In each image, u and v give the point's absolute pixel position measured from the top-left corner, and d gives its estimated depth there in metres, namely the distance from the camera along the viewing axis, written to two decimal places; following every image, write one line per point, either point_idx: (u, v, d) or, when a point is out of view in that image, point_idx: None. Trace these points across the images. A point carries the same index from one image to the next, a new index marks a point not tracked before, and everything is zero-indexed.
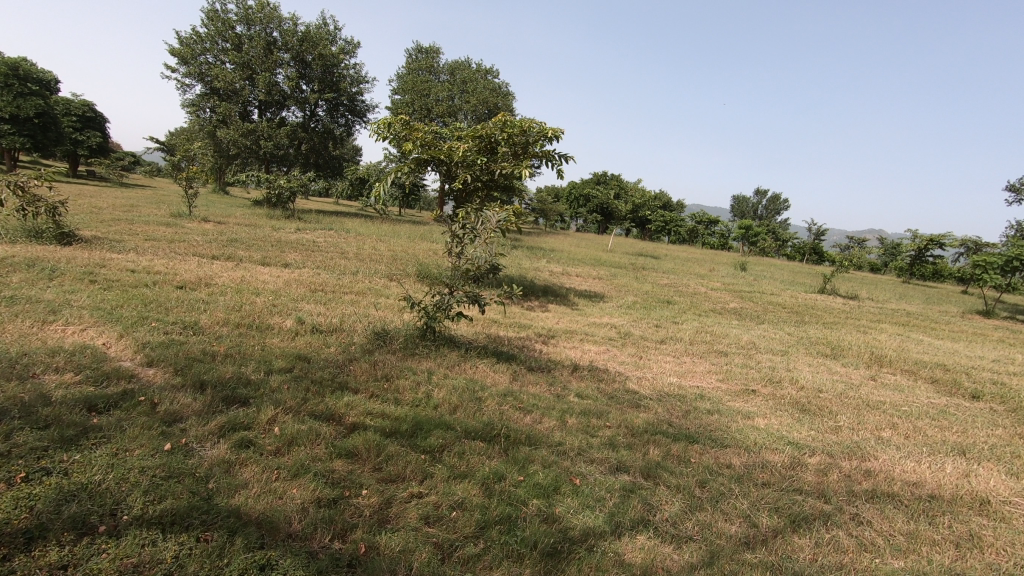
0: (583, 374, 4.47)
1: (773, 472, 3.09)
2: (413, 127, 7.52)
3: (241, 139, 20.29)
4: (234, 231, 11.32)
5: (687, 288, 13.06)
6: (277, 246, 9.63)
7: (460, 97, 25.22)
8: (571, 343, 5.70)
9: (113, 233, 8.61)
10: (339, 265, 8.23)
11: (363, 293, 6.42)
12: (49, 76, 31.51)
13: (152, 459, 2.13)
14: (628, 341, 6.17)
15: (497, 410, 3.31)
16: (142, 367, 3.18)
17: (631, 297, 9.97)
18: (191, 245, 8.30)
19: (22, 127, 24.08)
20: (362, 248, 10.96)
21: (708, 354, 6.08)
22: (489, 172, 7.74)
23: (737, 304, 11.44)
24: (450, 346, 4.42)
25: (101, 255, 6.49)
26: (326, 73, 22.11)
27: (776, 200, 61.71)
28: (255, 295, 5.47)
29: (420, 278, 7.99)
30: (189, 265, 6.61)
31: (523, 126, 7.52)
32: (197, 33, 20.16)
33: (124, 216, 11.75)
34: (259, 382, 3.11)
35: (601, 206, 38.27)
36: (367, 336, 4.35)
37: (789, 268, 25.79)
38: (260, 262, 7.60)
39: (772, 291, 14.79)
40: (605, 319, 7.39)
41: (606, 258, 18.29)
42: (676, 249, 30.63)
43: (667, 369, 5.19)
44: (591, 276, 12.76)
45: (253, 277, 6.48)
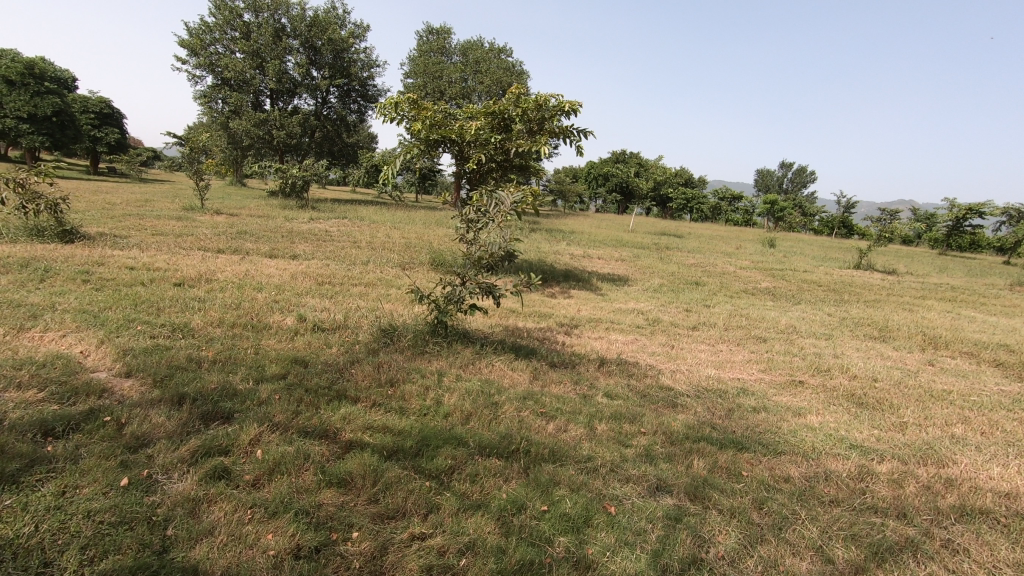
0: (611, 369, 4.04)
1: (841, 486, 2.64)
2: (422, 106, 7.06)
3: (253, 129, 20.06)
4: (245, 223, 11.07)
5: (715, 268, 12.44)
6: (287, 237, 9.34)
7: (473, 78, 24.56)
8: (597, 333, 5.27)
9: (120, 229, 8.41)
10: (349, 255, 7.90)
11: (373, 284, 6.05)
12: (65, 74, 31.75)
13: (102, 500, 1.78)
14: (657, 329, 5.71)
15: (516, 418, 2.91)
16: (119, 378, 2.85)
17: (657, 279, 9.46)
18: (198, 239, 8.05)
19: (41, 125, 24.44)
20: (375, 236, 10.61)
21: (745, 341, 5.58)
22: (505, 151, 7.27)
23: (769, 283, 10.83)
24: (463, 341, 4.02)
25: (102, 252, 6.24)
26: (336, 59, 21.68)
27: (802, 174, 59.82)
28: (257, 290, 5.15)
29: (434, 267, 7.61)
30: (193, 261, 6.32)
31: (539, 100, 7.00)
32: (205, 23, 19.88)
33: (137, 211, 11.61)
34: (246, 392, 2.76)
35: (620, 185, 37.43)
36: (372, 333, 3.98)
37: (818, 243, 24.79)
38: (267, 254, 7.31)
39: (805, 269, 14.04)
40: (631, 305, 6.93)
41: (628, 238, 17.70)
42: (699, 227, 29.73)
43: (703, 361, 4.72)
44: (614, 258, 12.25)
45: (258, 270, 6.17)
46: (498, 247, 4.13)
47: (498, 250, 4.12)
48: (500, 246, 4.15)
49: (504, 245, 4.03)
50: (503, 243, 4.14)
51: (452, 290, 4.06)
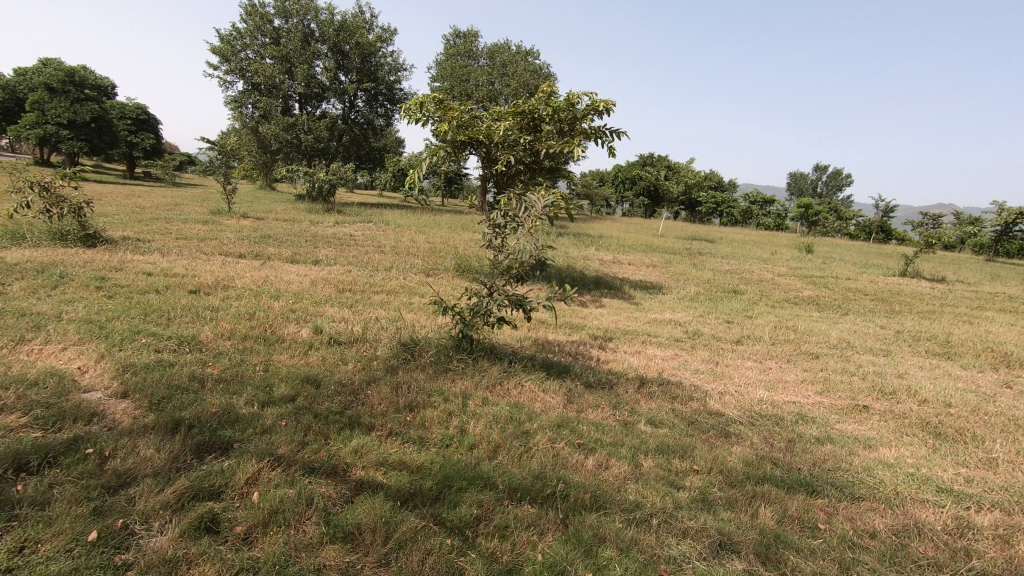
0: (652, 391, 3.65)
1: (939, 544, 2.21)
2: (449, 106, 6.78)
3: (281, 133, 20.17)
4: (270, 227, 10.98)
5: (752, 275, 11.88)
6: (311, 241, 9.18)
7: (500, 81, 24.30)
8: (633, 347, 4.88)
9: (145, 233, 8.34)
10: (373, 260, 7.66)
11: (395, 292, 5.78)
12: (105, 80, 32.74)
13: (61, 563, 1.49)
14: (699, 343, 5.27)
15: (550, 451, 2.55)
16: (114, 399, 2.59)
17: (692, 287, 9.00)
18: (220, 243, 7.92)
19: (79, 131, 25.08)
20: (400, 240, 10.40)
21: (795, 357, 5.11)
22: (534, 152, 6.93)
23: (811, 291, 10.24)
24: (490, 358, 3.68)
25: (122, 257, 6.11)
26: (364, 63, 21.70)
27: (837, 176, 58.13)
28: (275, 298, 4.92)
29: (460, 273, 7.32)
30: (213, 266, 6.15)
31: (571, 98, 6.66)
32: (236, 29, 20.12)
33: (165, 215, 11.63)
34: (248, 418, 2.47)
35: (648, 188, 36.81)
36: (392, 348, 3.67)
37: (857, 249, 23.80)
38: (289, 259, 7.11)
39: (847, 276, 13.33)
40: (667, 315, 6.51)
41: (658, 243, 17.19)
42: (730, 232, 28.94)
43: (752, 381, 4.29)
44: (644, 264, 11.82)
45: (278, 277, 5.95)
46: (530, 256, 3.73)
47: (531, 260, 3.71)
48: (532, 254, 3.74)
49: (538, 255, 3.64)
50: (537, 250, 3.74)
51: (478, 301, 3.71)
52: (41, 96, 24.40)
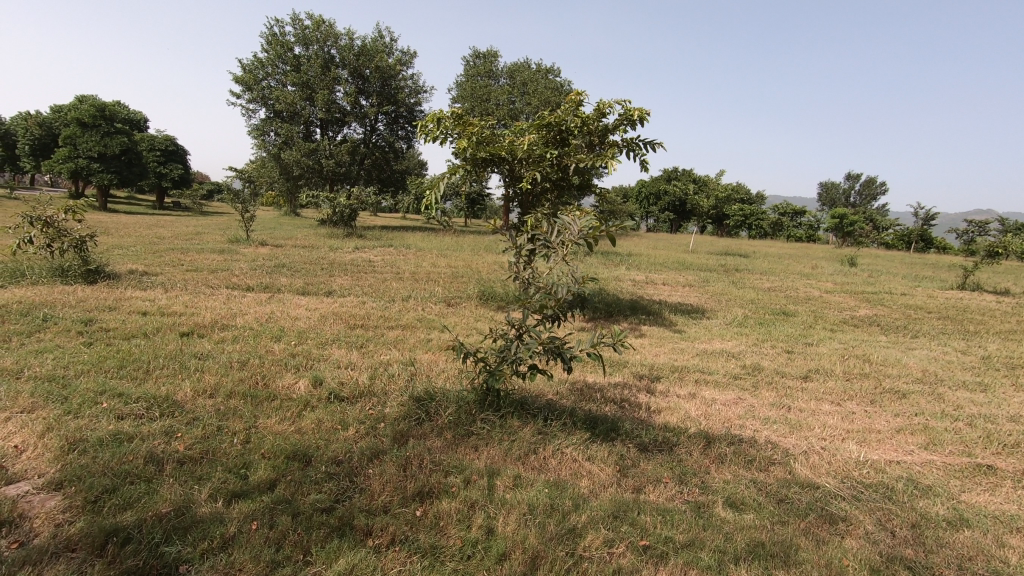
0: (723, 455, 2.95)
1: None
2: (467, 122, 6.24)
3: (303, 159, 20.11)
4: (287, 255, 10.60)
5: (798, 293, 11.02)
6: (327, 269, 8.74)
7: (520, 100, 24.27)
8: (686, 389, 4.16)
9: (156, 266, 8.00)
10: (390, 289, 7.14)
11: (411, 327, 5.20)
12: (138, 114, 33.77)
13: None
14: (762, 382, 4.53)
15: (608, 563, 1.89)
16: (44, 494, 2.02)
17: (737, 309, 8.23)
18: (231, 275, 7.51)
19: (110, 164, 25.57)
20: (420, 265, 9.91)
21: (879, 398, 4.33)
22: (561, 168, 6.33)
23: (868, 310, 9.36)
24: (520, 415, 3.02)
25: (120, 294, 5.68)
26: (384, 87, 21.63)
27: (872, 184, 56.25)
28: (276, 340, 4.37)
29: (483, 302, 6.74)
30: (216, 301, 5.67)
31: (602, 106, 6.04)
32: (258, 58, 20.31)
33: (182, 245, 11.40)
34: (206, 523, 1.87)
35: (674, 203, 36.00)
36: (404, 405, 3.06)
37: (901, 260, 22.56)
38: (300, 291, 6.64)
39: (901, 291, 12.31)
40: (716, 346, 5.79)
41: (690, 260, 16.43)
42: (762, 246, 27.85)
43: (839, 433, 3.54)
44: (679, 284, 11.10)
45: (285, 312, 5.45)
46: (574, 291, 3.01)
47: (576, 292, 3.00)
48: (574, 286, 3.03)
49: (586, 290, 2.93)
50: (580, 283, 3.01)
51: (507, 345, 3.05)
52: (74, 131, 25.00)
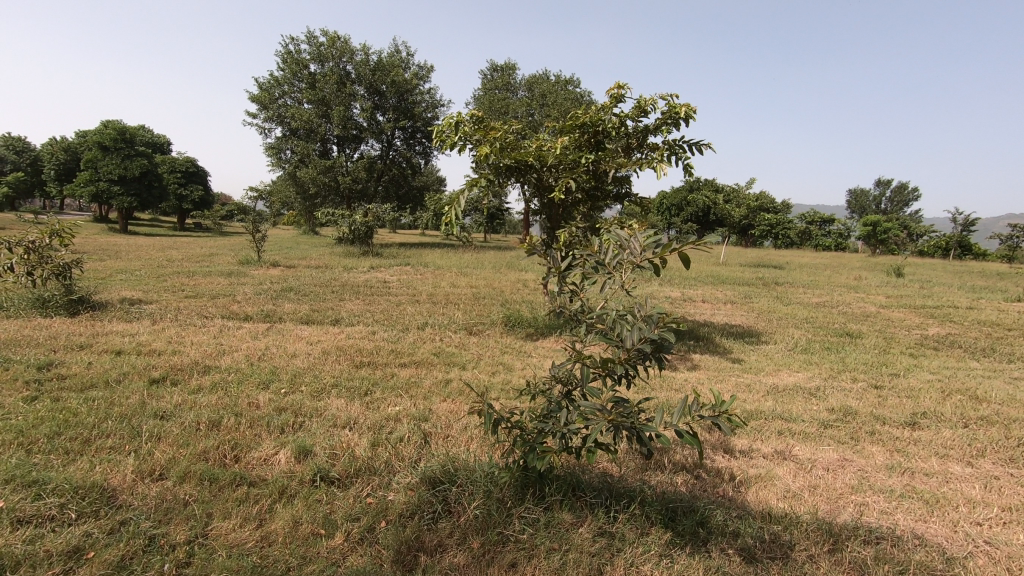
0: (864, 565, 2.09)
1: None
2: (489, 127, 5.52)
3: (319, 177, 19.69)
4: (298, 277, 10.00)
5: (852, 309, 10.02)
6: (338, 292, 8.06)
7: (539, 112, 23.67)
8: (773, 446, 3.29)
9: (153, 292, 7.39)
10: (405, 314, 6.40)
11: (427, 364, 4.41)
12: (161, 138, 34.18)
13: None
14: (863, 434, 3.61)
15: None
16: None
17: (794, 331, 7.30)
18: (232, 302, 6.85)
19: (130, 186, 25.53)
20: (438, 286, 9.19)
21: (1019, 453, 3.40)
22: (596, 175, 5.51)
23: (938, 328, 8.33)
24: (573, 507, 2.19)
25: (98, 328, 5.01)
26: (400, 101, 21.15)
27: (903, 190, 54.37)
28: (263, 387, 3.61)
29: (509, 329, 5.95)
30: (206, 335, 4.97)
31: (645, 102, 5.16)
32: (274, 77, 20.10)
33: (190, 268, 10.89)
34: None
35: (698, 214, 34.99)
36: (413, 491, 2.26)
37: (947, 269, 21.22)
38: (304, 319, 5.93)
39: (964, 304, 11.20)
40: (786, 379, 4.90)
41: (724, 273, 15.48)
42: (793, 256, 26.65)
43: (998, 514, 2.64)
44: (719, 300, 10.20)
45: (282, 346, 4.73)
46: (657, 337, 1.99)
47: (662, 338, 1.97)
48: (654, 329, 2.04)
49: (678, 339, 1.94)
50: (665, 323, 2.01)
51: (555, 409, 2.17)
52: (95, 155, 25.09)
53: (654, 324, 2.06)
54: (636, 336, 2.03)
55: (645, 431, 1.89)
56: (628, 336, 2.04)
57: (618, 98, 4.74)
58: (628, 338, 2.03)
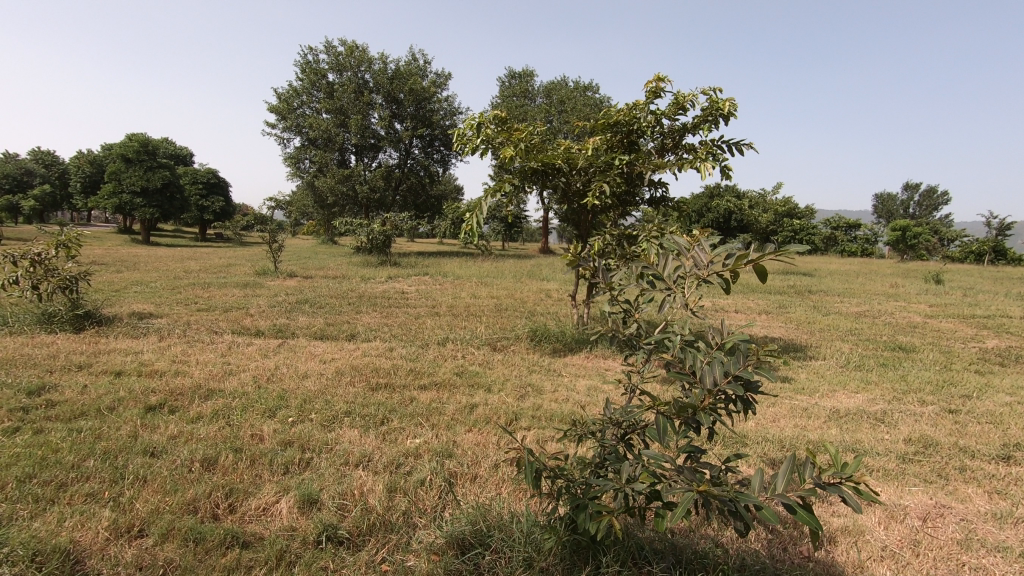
0: None
1: None
2: (513, 129, 5.16)
3: (337, 187, 19.56)
4: (314, 288, 9.73)
5: (896, 320, 9.42)
6: (354, 304, 7.74)
7: (558, 118, 23.37)
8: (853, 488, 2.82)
9: (165, 306, 7.14)
10: (424, 329, 6.04)
11: (449, 386, 4.02)
12: (184, 150, 34.63)
13: None
14: (953, 472, 3.12)
15: None
16: None
17: (841, 344, 6.78)
18: (245, 316, 6.55)
19: (152, 198, 25.72)
20: (459, 297, 8.83)
21: None
22: (630, 178, 5.10)
23: (996, 341, 7.73)
24: None
25: (100, 346, 4.71)
26: (418, 109, 20.99)
27: (932, 194, 52.87)
28: (270, 415, 3.26)
29: (536, 344, 5.55)
30: (213, 352, 4.65)
31: (685, 98, 4.73)
32: (293, 87, 20.12)
33: (207, 279, 10.70)
34: None
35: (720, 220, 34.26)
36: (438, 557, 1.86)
37: (987, 275, 20.30)
38: (318, 335, 5.60)
39: (1015, 314, 10.54)
40: (846, 402, 4.40)
41: (752, 282, 14.91)
42: (821, 262, 25.84)
43: None
44: (753, 310, 9.68)
45: (293, 366, 4.38)
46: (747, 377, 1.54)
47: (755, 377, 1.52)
48: (743, 365, 1.59)
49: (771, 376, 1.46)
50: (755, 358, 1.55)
51: (616, 462, 1.77)
52: (118, 167, 25.38)
53: (743, 360, 1.60)
54: (717, 374, 1.59)
55: (742, 501, 1.36)
56: (706, 373, 1.60)
57: (656, 93, 4.34)
58: (706, 376, 1.58)
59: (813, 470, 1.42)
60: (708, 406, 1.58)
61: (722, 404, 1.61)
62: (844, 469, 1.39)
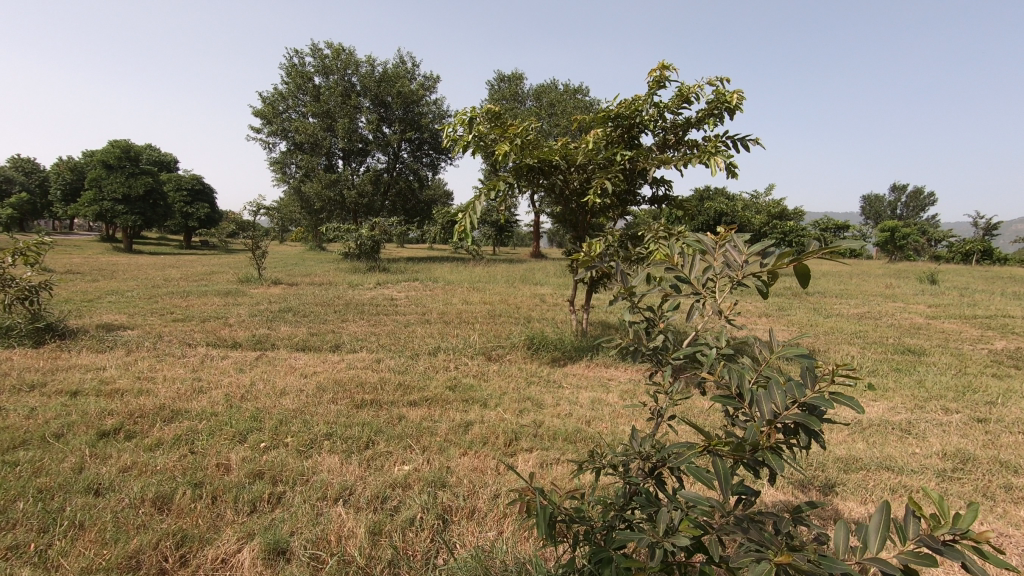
0: None
1: None
2: (507, 124, 4.85)
3: (324, 192, 19.16)
4: (299, 295, 9.33)
5: (898, 321, 9.21)
6: (341, 313, 7.37)
7: (548, 121, 23.15)
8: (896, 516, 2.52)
9: (138, 317, 6.72)
10: (414, 338, 5.69)
11: (442, 402, 3.68)
12: (169, 157, 34.05)
13: None
14: (999, 492, 2.83)
15: None
16: None
17: (849, 348, 6.52)
18: (223, 326, 6.16)
19: (134, 205, 25.12)
20: (451, 303, 8.49)
21: None
22: (633, 174, 4.79)
23: (1003, 342, 7.53)
24: None
25: (58, 362, 4.31)
26: (406, 113, 20.65)
27: (918, 195, 53.38)
28: (240, 440, 2.90)
29: (533, 353, 5.22)
30: (183, 368, 4.27)
31: (690, 89, 4.43)
32: (278, 91, 19.71)
33: (187, 287, 10.27)
34: None
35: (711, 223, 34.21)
36: None
37: (978, 275, 20.32)
38: (300, 346, 5.23)
39: (1015, 314, 10.40)
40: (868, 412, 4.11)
41: None
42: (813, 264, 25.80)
43: None
44: (753, 314, 9.42)
45: (270, 381, 4.01)
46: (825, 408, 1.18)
47: (826, 404, 1.18)
48: (813, 391, 1.25)
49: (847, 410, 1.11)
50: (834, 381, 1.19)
51: (648, 506, 1.44)
52: (99, 174, 24.77)
53: (811, 382, 1.27)
54: (779, 401, 1.26)
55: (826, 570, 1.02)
56: (763, 400, 1.27)
57: (659, 83, 4.05)
58: (766, 404, 1.25)
59: (917, 525, 1.03)
60: (773, 444, 1.23)
61: (786, 440, 1.27)
62: (956, 522, 1.00)
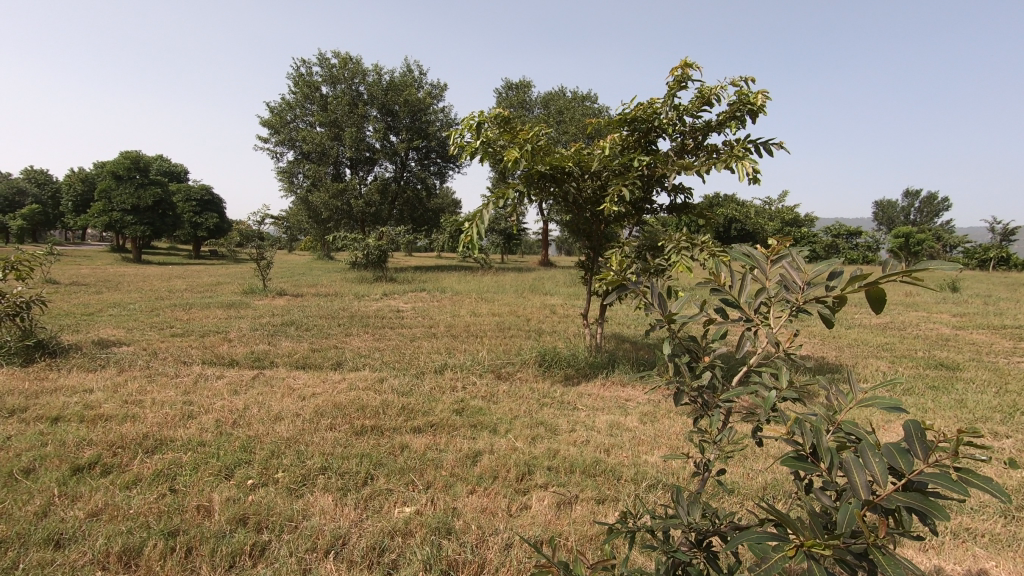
0: None
1: None
2: (518, 130, 4.60)
3: (331, 201, 19.03)
4: (304, 307, 9.10)
5: (925, 332, 8.83)
6: (345, 326, 7.12)
7: (557, 128, 22.93)
8: (964, 568, 2.21)
9: (136, 331, 6.50)
10: (420, 354, 5.41)
11: (449, 428, 3.41)
12: (179, 167, 34.21)
13: None
14: None
15: None
16: None
17: (878, 362, 6.17)
18: (221, 342, 5.92)
19: (143, 216, 25.14)
20: (458, 315, 8.22)
21: None
22: (651, 181, 4.52)
23: None
24: None
25: (44, 383, 4.07)
26: (413, 121, 20.52)
27: (932, 201, 52.58)
28: (227, 475, 2.64)
29: (545, 371, 4.93)
30: (174, 389, 4.02)
31: (712, 91, 4.15)
32: (285, 101, 19.66)
33: (190, 299, 10.08)
34: None
35: None
36: None
37: (998, 282, 19.79)
38: (300, 364, 4.97)
39: None
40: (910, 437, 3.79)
41: None
42: None
43: None
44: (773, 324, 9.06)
45: (265, 405, 3.75)
46: (951, 493, 0.89)
47: (949, 485, 0.90)
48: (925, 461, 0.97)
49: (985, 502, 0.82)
50: (959, 455, 0.90)
51: None
52: (108, 184, 24.84)
53: (922, 450, 0.99)
54: (879, 475, 0.99)
55: None
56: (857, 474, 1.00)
57: (680, 82, 3.78)
58: (859, 477, 0.99)
59: None
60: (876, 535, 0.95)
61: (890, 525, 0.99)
62: None
